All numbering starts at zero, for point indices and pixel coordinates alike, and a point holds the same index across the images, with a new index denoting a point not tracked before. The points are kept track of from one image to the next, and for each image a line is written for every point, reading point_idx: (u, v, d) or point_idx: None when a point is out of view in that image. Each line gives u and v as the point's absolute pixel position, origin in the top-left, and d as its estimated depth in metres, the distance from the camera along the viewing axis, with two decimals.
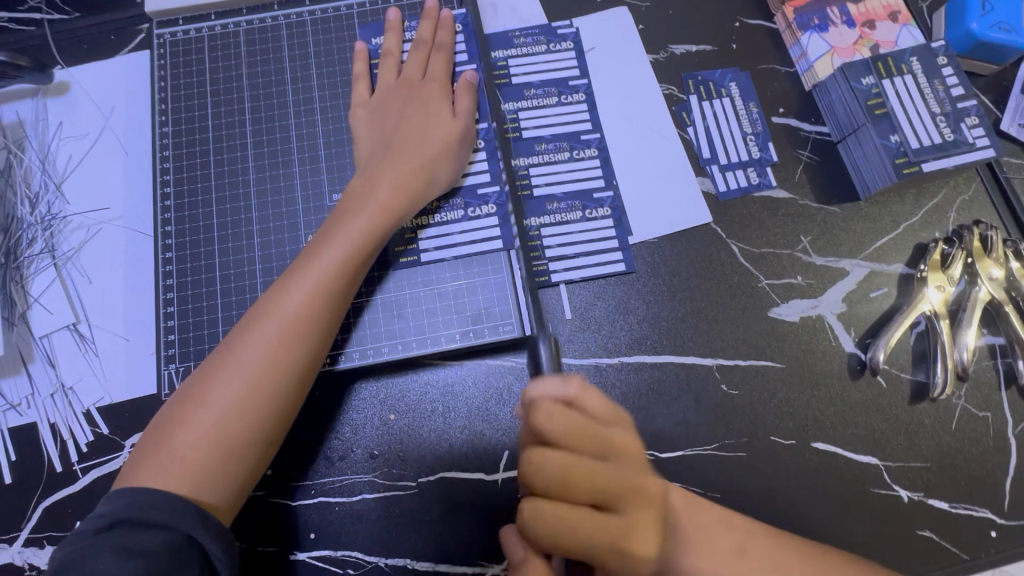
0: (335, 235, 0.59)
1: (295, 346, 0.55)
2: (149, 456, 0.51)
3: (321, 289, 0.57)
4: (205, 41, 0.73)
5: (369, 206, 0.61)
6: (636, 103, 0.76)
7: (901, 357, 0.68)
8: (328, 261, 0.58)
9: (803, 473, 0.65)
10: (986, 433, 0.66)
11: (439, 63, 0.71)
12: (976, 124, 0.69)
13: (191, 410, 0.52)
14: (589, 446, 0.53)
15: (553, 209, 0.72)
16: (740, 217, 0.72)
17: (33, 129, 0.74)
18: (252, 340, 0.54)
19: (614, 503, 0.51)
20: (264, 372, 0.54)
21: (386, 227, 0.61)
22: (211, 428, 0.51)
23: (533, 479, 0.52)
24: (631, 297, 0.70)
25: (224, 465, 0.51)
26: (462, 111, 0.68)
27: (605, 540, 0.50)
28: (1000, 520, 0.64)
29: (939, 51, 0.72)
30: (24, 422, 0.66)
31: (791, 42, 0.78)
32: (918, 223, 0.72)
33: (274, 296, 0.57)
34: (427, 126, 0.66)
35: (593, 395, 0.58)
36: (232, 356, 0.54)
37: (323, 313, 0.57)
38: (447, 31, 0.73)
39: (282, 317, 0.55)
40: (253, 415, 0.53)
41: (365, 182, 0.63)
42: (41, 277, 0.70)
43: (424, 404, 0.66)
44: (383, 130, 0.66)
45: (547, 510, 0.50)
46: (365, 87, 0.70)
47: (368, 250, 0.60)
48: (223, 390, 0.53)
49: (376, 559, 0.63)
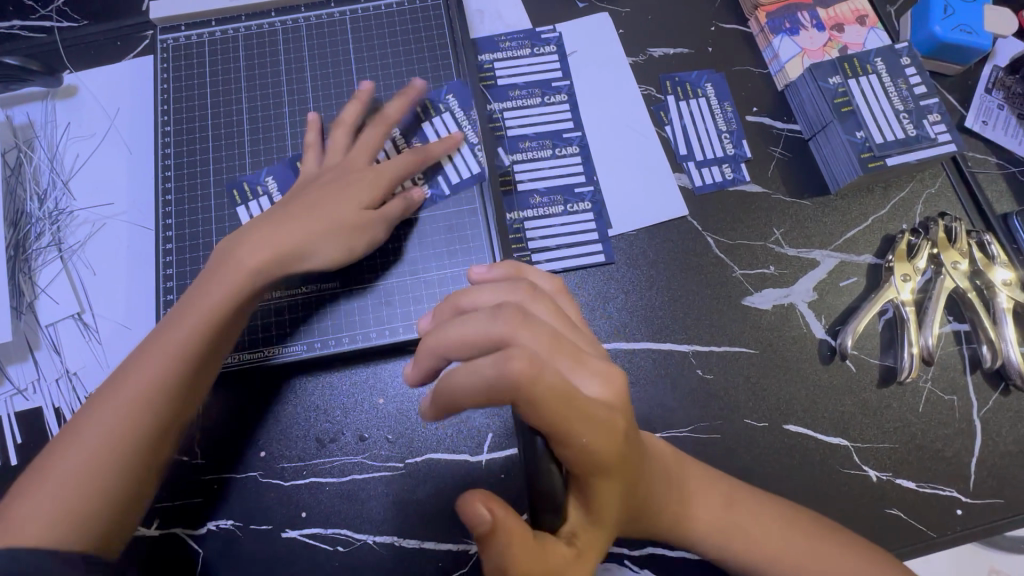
0: (196, 299, 0.59)
1: (154, 404, 0.55)
2: (1, 517, 0.51)
3: (183, 347, 0.57)
4: (206, 46, 0.77)
5: (229, 269, 0.60)
6: (616, 103, 0.80)
7: (869, 343, 0.71)
8: (184, 327, 0.58)
9: (775, 454, 0.67)
10: (951, 416, 0.68)
11: (403, 161, 0.67)
12: (936, 121, 0.72)
13: (47, 472, 0.53)
14: (569, 328, 0.47)
15: (536, 203, 0.75)
16: (715, 211, 0.75)
17: (43, 129, 0.78)
18: (114, 399, 0.55)
19: (599, 376, 0.44)
20: (119, 429, 0.54)
21: (250, 287, 0.60)
22: (59, 492, 0.52)
23: (517, 336, 0.43)
24: (611, 287, 0.73)
25: (81, 524, 0.52)
26: (391, 206, 0.66)
27: (598, 416, 0.42)
28: (965, 498, 0.66)
29: (902, 52, 0.76)
30: (30, 406, 0.69)
31: (764, 45, 0.81)
32: (885, 216, 0.75)
33: (140, 355, 0.57)
34: (343, 210, 0.63)
35: (569, 303, 0.52)
36: (92, 416, 0.54)
37: (178, 376, 0.57)
38: (445, 145, 0.69)
39: (142, 375, 0.56)
40: (106, 477, 0.53)
41: (242, 241, 0.62)
42: (48, 269, 0.73)
43: (411, 388, 0.69)
44: (296, 199, 0.64)
45: (547, 373, 0.41)
46: (313, 158, 0.69)
47: (228, 314, 0.59)
48: (72, 454, 0.53)
49: (364, 536, 0.65)
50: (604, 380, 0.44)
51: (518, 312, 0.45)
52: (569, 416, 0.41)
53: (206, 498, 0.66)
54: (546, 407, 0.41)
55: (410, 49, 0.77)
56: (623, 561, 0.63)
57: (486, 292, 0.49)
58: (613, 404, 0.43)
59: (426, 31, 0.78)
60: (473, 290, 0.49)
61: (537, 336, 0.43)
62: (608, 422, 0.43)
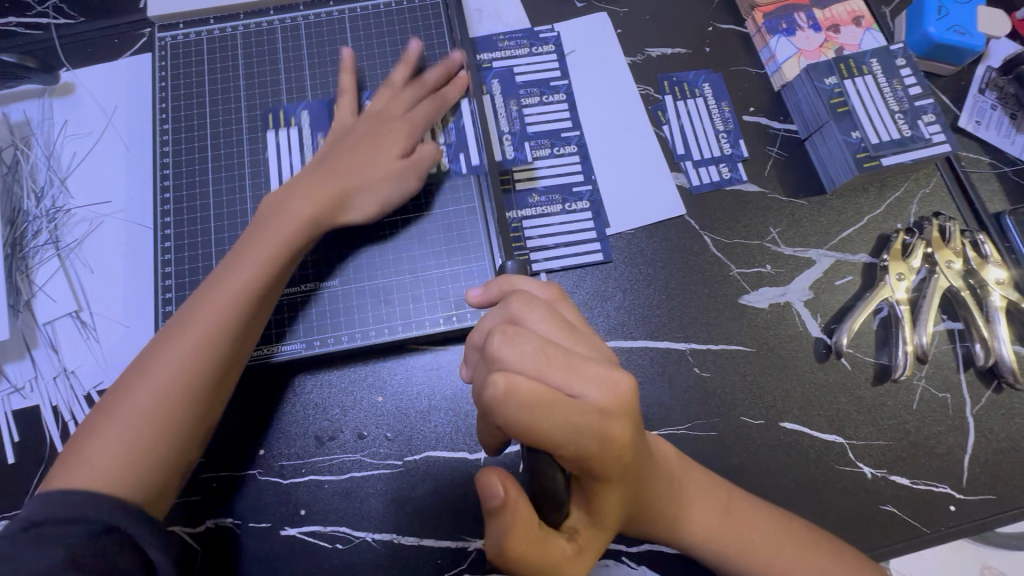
0: (243, 258, 0.61)
1: (209, 358, 0.57)
2: (65, 465, 0.53)
3: (234, 303, 0.59)
4: (204, 44, 0.77)
5: (271, 231, 0.62)
6: (615, 102, 0.80)
7: (864, 341, 0.71)
8: (233, 283, 0.60)
9: (772, 451, 0.68)
10: (945, 413, 0.69)
11: (426, 110, 0.70)
12: (931, 121, 0.73)
13: (107, 422, 0.54)
14: (563, 334, 0.47)
15: (534, 202, 0.75)
16: (712, 210, 0.76)
17: (39, 126, 0.78)
18: (169, 352, 0.57)
19: (587, 385, 0.43)
20: (176, 380, 0.56)
21: (291, 249, 0.62)
22: (120, 442, 0.53)
23: (501, 355, 0.44)
24: (609, 285, 0.73)
25: (138, 472, 0.53)
26: (417, 158, 0.68)
27: (584, 426, 0.42)
28: (958, 495, 0.67)
29: (898, 52, 0.76)
30: (27, 404, 0.68)
31: (761, 45, 0.82)
32: (880, 215, 0.76)
33: (191, 308, 0.59)
34: (373, 163, 0.66)
35: (568, 307, 0.52)
36: (147, 369, 0.56)
37: (229, 331, 0.59)
38: (456, 90, 0.72)
39: (196, 328, 0.58)
40: (163, 427, 0.55)
41: (285, 200, 0.64)
42: (45, 267, 0.73)
43: (410, 386, 0.70)
44: (330, 155, 0.67)
45: (522, 388, 0.41)
46: (349, 104, 0.72)
47: (275, 272, 0.61)
48: (130, 406, 0.55)
49: (363, 534, 0.65)
50: (592, 388, 0.43)
51: (505, 327, 0.45)
52: (560, 428, 0.41)
53: (205, 497, 0.66)
54: (536, 419, 0.41)
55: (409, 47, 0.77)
56: (620, 557, 0.64)
57: (489, 316, 0.51)
58: (607, 410, 0.42)
59: (424, 29, 0.78)
60: (480, 322, 0.51)
61: (527, 347, 0.43)
62: (602, 429, 0.42)
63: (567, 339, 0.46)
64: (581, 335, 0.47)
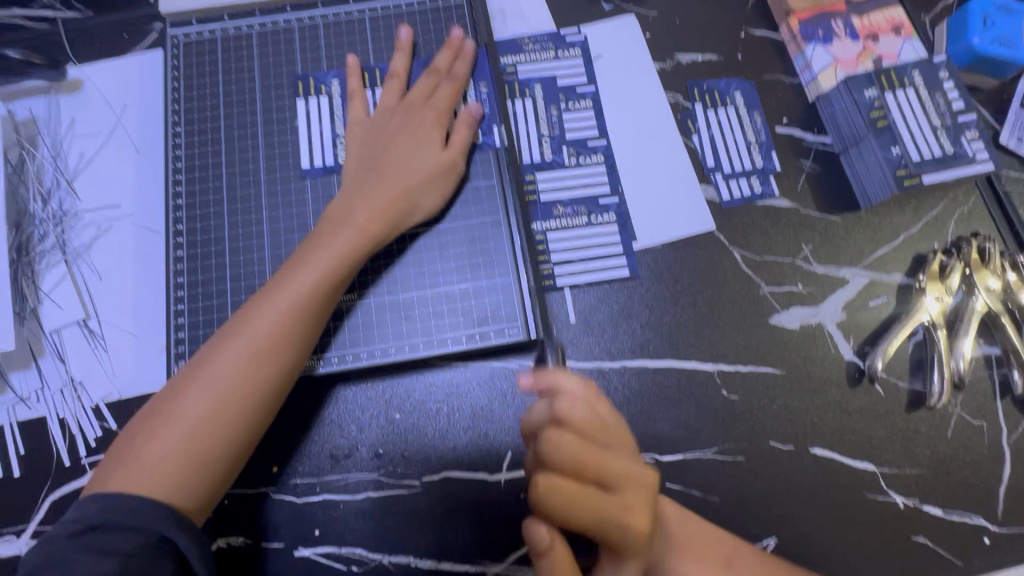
0: (309, 259, 0.58)
1: (269, 365, 0.55)
2: (119, 466, 0.51)
3: (297, 310, 0.56)
4: (218, 42, 0.74)
5: (334, 236, 0.60)
6: (643, 111, 0.77)
7: (898, 365, 0.69)
8: (302, 284, 0.57)
9: (802, 478, 0.65)
10: (980, 442, 0.67)
11: (445, 93, 0.69)
12: (975, 138, 0.71)
13: (163, 424, 0.52)
14: (599, 432, 0.49)
15: (559, 214, 0.73)
16: (743, 225, 0.73)
17: (46, 125, 0.75)
18: (228, 355, 0.54)
19: (618, 481, 0.46)
20: (235, 388, 0.53)
21: (355, 257, 0.60)
22: (181, 443, 0.51)
23: (540, 453, 0.47)
24: (634, 302, 0.71)
25: (193, 478, 0.51)
26: (455, 146, 0.67)
27: (611, 518, 0.46)
28: (993, 527, 0.65)
29: (941, 65, 0.74)
30: (33, 415, 0.66)
31: (796, 53, 0.79)
32: (917, 234, 0.73)
33: (251, 310, 0.56)
34: (413, 161, 0.65)
35: (606, 405, 0.50)
36: (206, 372, 0.54)
37: (295, 336, 0.56)
38: (465, 64, 0.71)
39: (257, 334, 0.55)
40: (224, 431, 0.53)
41: (346, 203, 0.62)
42: (52, 273, 0.70)
43: (429, 403, 0.67)
44: (371, 151, 0.65)
45: (555, 488, 0.45)
46: (359, 104, 0.70)
47: (342, 276, 0.59)
48: (192, 405, 0.52)
49: (379, 556, 0.63)
50: (623, 484, 0.47)
51: (549, 428, 0.48)
52: (589, 518, 0.46)
53: (217, 515, 0.63)
54: (568, 509, 0.46)
55: (431, 49, 0.74)
56: None
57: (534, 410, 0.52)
58: (631, 503, 0.47)
59: (447, 29, 0.75)
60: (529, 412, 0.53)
61: (562, 446, 0.46)
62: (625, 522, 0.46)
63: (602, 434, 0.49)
64: (614, 428, 0.50)
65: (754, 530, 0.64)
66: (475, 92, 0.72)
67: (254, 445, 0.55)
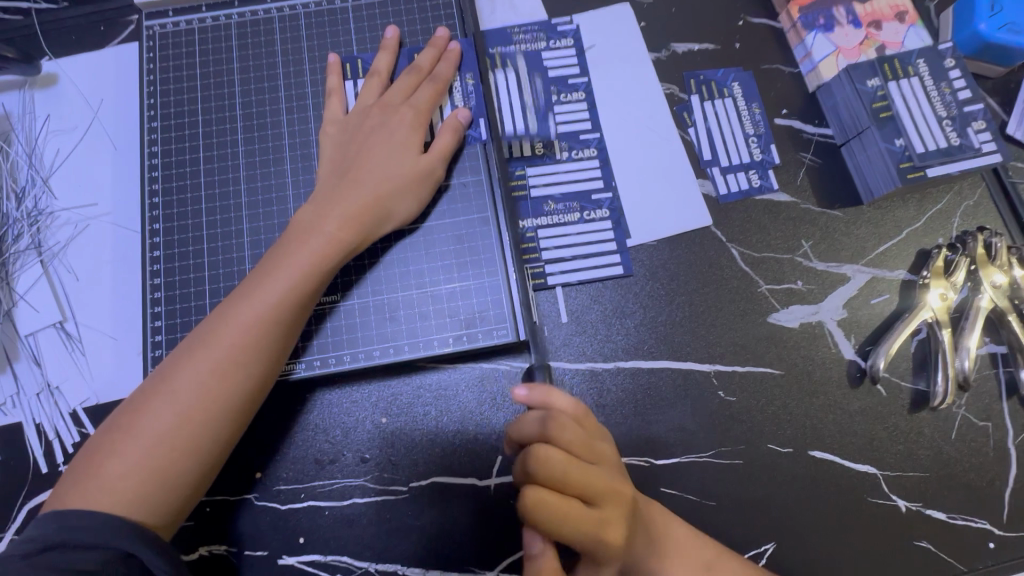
0: (278, 265, 0.56)
1: (236, 377, 0.53)
2: (79, 484, 0.49)
3: (266, 318, 0.54)
4: (195, 34, 0.71)
5: (305, 242, 0.57)
6: (638, 103, 0.75)
7: (901, 365, 0.67)
8: (269, 293, 0.55)
9: (801, 482, 0.63)
10: (986, 444, 0.65)
11: (426, 93, 0.66)
12: (981, 128, 0.68)
13: (124, 439, 0.50)
14: (593, 434, 0.46)
15: (550, 210, 0.70)
16: (740, 221, 0.71)
17: (20, 121, 0.73)
18: (194, 367, 0.52)
19: None
20: (200, 400, 0.51)
21: (327, 264, 0.58)
22: (144, 459, 0.49)
23: (532, 457, 0.42)
24: (628, 301, 0.68)
25: (158, 494, 0.49)
26: (436, 150, 0.64)
27: None
28: (998, 531, 0.63)
29: (946, 53, 0.71)
30: (8, 421, 0.64)
31: (796, 42, 0.76)
32: (920, 228, 0.71)
33: (218, 319, 0.54)
34: (387, 165, 0.61)
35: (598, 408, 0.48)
36: (170, 383, 0.52)
37: (264, 345, 0.54)
38: (448, 64, 0.68)
39: (224, 344, 0.53)
40: (190, 445, 0.51)
41: (317, 207, 0.60)
42: (27, 274, 0.68)
43: (416, 407, 0.65)
44: (344, 154, 0.63)
45: (549, 496, 0.41)
46: (337, 103, 0.67)
47: (314, 282, 0.57)
48: (156, 418, 0.50)
49: (365, 564, 0.62)
50: None
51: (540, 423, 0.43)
52: None
53: (198, 522, 0.62)
54: None
55: (417, 41, 0.71)
56: None
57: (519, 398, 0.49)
58: None
59: (434, 20, 0.72)
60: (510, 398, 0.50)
61: None
62: None
63: (594, 437, 0.46)
64: (606, 433, 0.47)
65: (752, 536, 0.62)
66: (462, 84, 0.69)
67: (224, 458, 0.53)
